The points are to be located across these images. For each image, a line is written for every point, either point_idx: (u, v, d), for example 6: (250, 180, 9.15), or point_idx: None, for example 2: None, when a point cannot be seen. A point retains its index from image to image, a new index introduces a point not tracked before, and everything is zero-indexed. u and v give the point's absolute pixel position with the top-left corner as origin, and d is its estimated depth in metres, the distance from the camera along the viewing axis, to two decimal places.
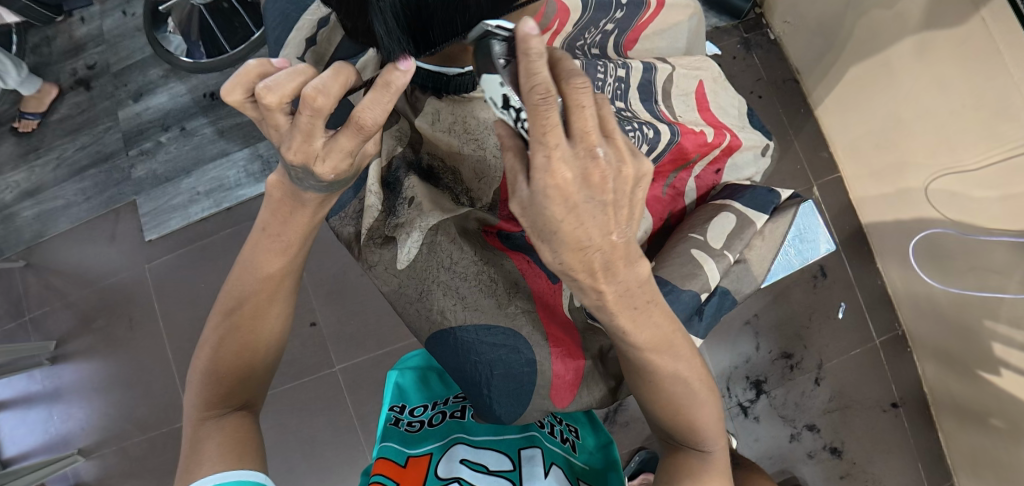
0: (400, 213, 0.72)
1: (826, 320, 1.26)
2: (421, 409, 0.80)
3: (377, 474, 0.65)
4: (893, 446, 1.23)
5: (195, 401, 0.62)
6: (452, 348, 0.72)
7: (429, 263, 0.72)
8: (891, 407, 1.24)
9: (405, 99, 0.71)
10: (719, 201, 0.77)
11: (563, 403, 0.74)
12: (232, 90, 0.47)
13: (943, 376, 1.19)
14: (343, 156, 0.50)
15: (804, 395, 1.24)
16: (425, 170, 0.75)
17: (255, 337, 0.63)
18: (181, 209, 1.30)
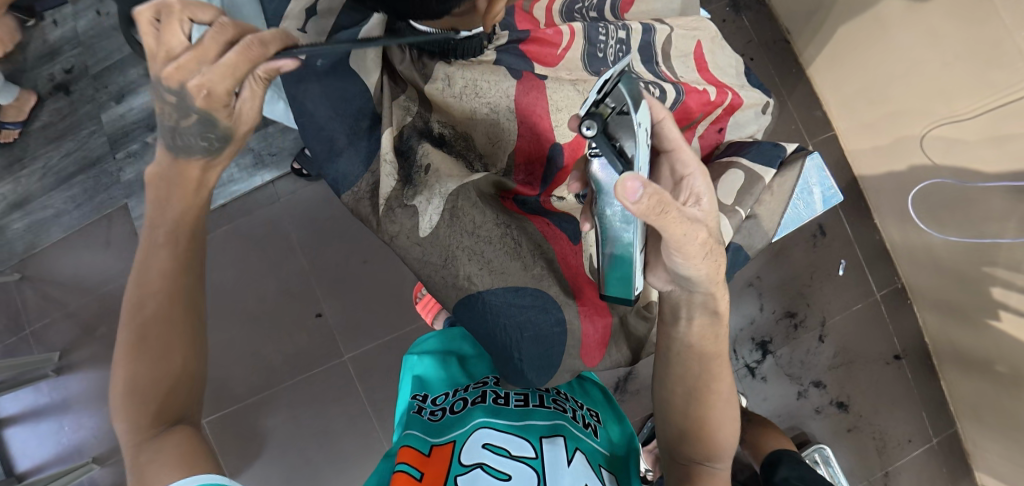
0: (416, 181, 0.71)
1: (828, 278, 1.27)
2: (444, 397, 0.79)
3: (401, 462, 0.65)
4: (898, 396, 1.25)
5: (124, 423, 0.56)
6: (480, 314, 0.72)
7: (456, 229, 0.70)
8: (894, 359, 1.26)
9: (411, 69, 0.72)
10: (725, 159, 0.77)
11: (593, 361, 0.78)
12: (142, 13, 0.55)
13: (944, 325, 1.21)
14: (225, 72, 0.55)
15: (809, 352, 1.26)
16: (437, 138, 0.74)
17: (173, 356, 0.59)
18: None
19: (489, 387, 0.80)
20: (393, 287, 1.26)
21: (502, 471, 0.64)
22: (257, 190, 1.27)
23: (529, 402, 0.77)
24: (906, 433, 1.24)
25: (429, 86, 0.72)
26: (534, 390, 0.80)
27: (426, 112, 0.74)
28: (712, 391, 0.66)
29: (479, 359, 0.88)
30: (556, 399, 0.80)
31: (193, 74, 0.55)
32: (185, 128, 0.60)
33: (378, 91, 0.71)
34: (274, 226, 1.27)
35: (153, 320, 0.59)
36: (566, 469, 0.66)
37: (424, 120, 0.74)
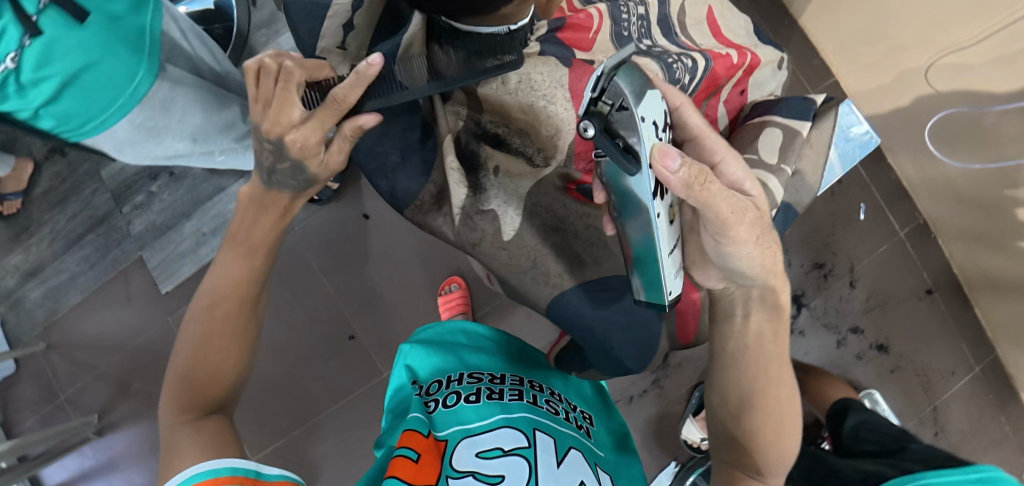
0: (487, 185, 0.78)
1: (850, 224, 1.27)
2: (435, 387, 0.73)
3: (402, 447, 0.60)
4: (936, 330, 1.26)
5: (168, 404, 0.62)
6: (573, 308, 0.80)
7: (529, 227, 0.79)
8: (927, 294, 1.26)
9: None
10: (758, 119, 0.78)
11: (691, 330, 0.85)
12: (249, 68, 0.60)
13: (971, 253, 1.21)
14: (317, 126, 0.60)
15: (842, 300, 1.26)
16: (493, 138, 0.76)
17: (220, 353, 0.63)
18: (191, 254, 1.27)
19: (483, 382, 0.73)
20: (421, 298, 1.26)
21: (492, 474, 0.60)
22: None
23: (523, 398, 0.72)
24: (949, 366, 1.25)
25: (480, 86, 0.72)
26: (527, 386, 0.75)
27: (477, 114, 0.75)
28: (765, 395, 0.65)
29: (476, 350, 0.82)
30: (549, 399, 0.75)
31: (291, 130, 0.61)
32: (280, 171, 0.64)
33: (426, 106, 0.79)
34: (294, 256, 1.26)
35: (210, 324, 0.64)
36: (556, 472, 0.63)
37: (476, 123, 0.76)
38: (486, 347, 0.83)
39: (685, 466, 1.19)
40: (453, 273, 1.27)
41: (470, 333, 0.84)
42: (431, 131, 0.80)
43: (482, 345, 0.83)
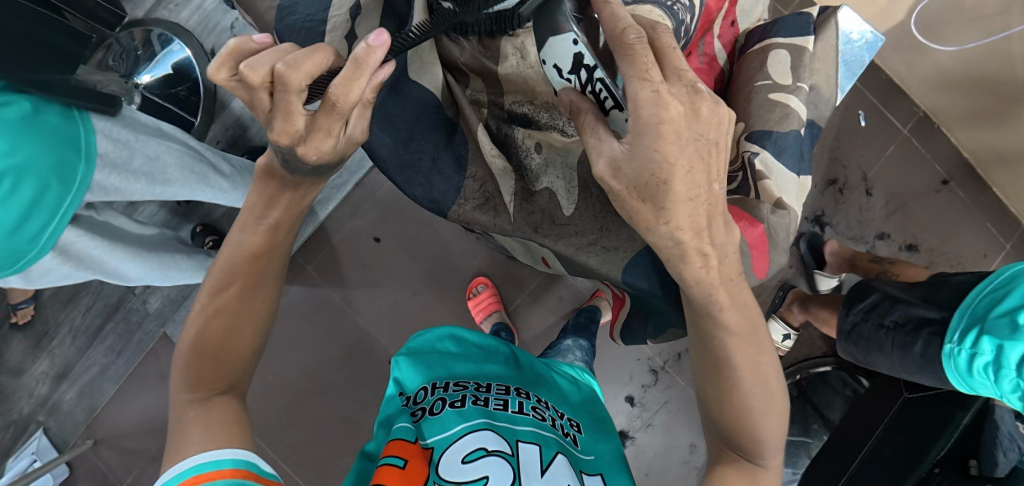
0: (530, 163, 0.72)
1: (853, 133, 1.26)
2: (421, 394, 0.70)
3: (388, 455, 0.60)
4: (960, 217, 1.25)
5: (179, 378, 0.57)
6: (650, 271, 0.71)
7: (589, 200, 0.71)
8: (942, 185, 1.26)
9: (475, 56, 0.67)
10: (758, 45, 0.79)
11: (763, 270, 0.72)
12: (216, 72, 0.48)
13: (979, 133, 1.20)
14: (321, 133, 0.51)
15: (862, 210, 1.26)
16: (523, 117, 0.70)
17: (234, 331, 0.59)
18: None
19: (469, 390, 0.69)
20: (451, 306, 1.27)
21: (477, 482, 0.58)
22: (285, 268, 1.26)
23: (510, 409, 0.67)
24: (981, 249, 1.25)
25: (499, 66, 0.65)
26: (513, 394, 0.70)
27: (499, 96, 0.70)
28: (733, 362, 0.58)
29: (464, 356, 0.76)
30: (537, 406, 0.70)
31: (298, 140, 0.52)
32: (296, 164, 0.55)
33: (443, 98, 0.70)
34: (318, 295, 1.26)
35: (220, 302, 0.59)
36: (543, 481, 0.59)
37: (499, 106, 0.71)
38: (475, 353, 0.77)
39: None
40: (477, 275, 1.27)
41: (456, 335, 0.79)
42: (454, 122, 0.71)
43: (471, 351, 0.78)
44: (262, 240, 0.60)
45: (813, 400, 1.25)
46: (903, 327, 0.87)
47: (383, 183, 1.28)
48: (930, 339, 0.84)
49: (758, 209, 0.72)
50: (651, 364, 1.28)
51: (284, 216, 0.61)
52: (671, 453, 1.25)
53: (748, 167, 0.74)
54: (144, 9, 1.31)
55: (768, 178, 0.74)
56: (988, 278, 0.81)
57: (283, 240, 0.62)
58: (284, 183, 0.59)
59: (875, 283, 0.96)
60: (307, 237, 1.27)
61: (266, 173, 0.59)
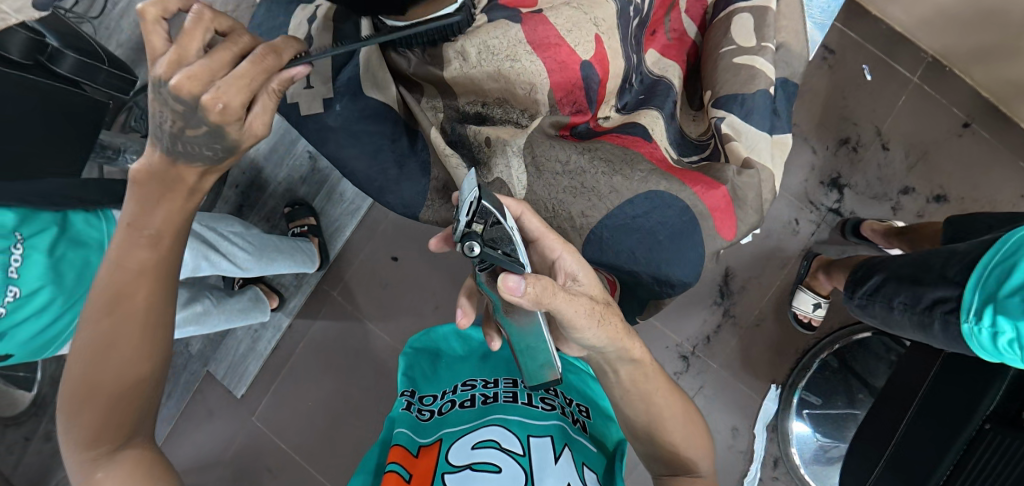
0: (483, 156, 0.79)
1: (860, 89, 1.23)
2: (432, 398, 0.82)
3: (393, 461, 0.67)
4: (988, 159, 1.20)
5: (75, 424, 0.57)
6: (597, 244, 0.79)
7: (541, 182, 0.78)
8: (964, 129, 1.21)
9: (424, 63, 0.75)
10: (723, 14, 0.85)
11: (730, 230, 0.79)
12: (147, 9, 0.53)
13: (995, 70, 1.15)
14: (234, 84, 0.53)
15: (880, 166, 1.22)
16: (477, 116, 0.79)
17: (117, 360, 0.57)
18: (252, 353, 1.31)
19: (477, 389, 0.81)
20: None
21: (491, 466, 0.67)
22: (314, 296, 1.31)
23: (518, 399, 0.78)
24: (1017, 190, 1.19)
25: (443, 71, 0.74)
26: (522, 386, 0.81)
27: (453, 100, 0.78)
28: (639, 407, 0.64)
29: (468, 358, 0.90)
30: (546, 397, 0.80)
31: (206, 87, 0.53)
32: (190, 138, 0.57)
33: (400, 107, 0.80)
34: (347, 319, 1.30)
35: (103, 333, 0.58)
36: (552, 468, 0.68)
37: (455, 109, 0.79)
38: (478, 351, 0.90)
39: (788, 384, 1.23)
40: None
41: (461, 336, 0.92)
42: (412, 128, 0.81)
43: (474, 351, 0.91)
44: (147, 251, 0.60)
45: (856, 368, 1.20)
46: (914, 307, 0.83)
47: None
48: (946, 317, 0.79)
49: (723, 172, 0.78)
50: (681, 349, 1.26)
51: (168, 221, 0.60)
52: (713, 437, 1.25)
53: (717, 133, 0.82)
54: None
55: (735, 141, 0.80)
56: (995, 246, 0.76)
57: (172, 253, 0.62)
58: (163, 181, 0.59)
59: (878, 261, 0.94)
60: (330, 264, 1.32)
61: (143, 176, 0.59)
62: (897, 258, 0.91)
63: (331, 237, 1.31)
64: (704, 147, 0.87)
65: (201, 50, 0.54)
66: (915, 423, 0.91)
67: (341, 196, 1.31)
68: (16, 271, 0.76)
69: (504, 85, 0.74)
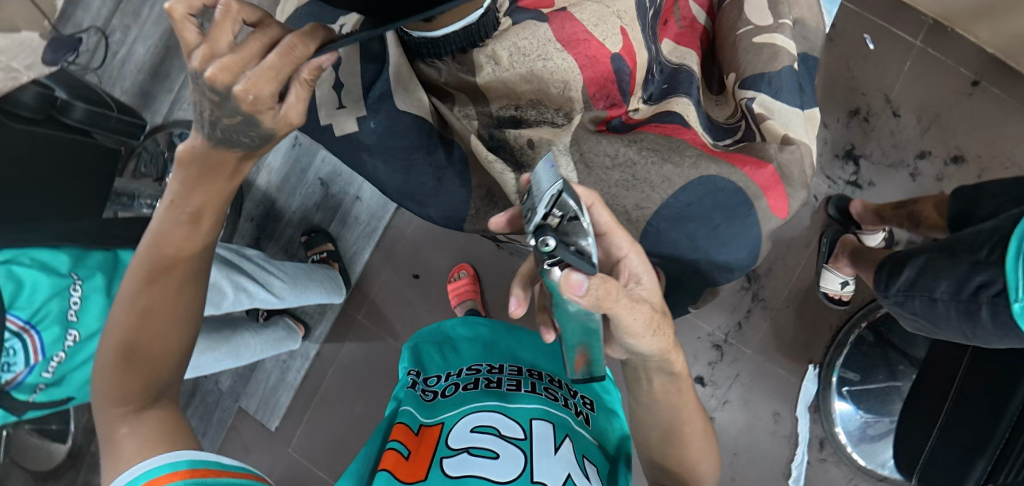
0: (527, 159, 0.77)
1: (864, 58, 1.23)
2: (436, 379, 0.84)
3: (393, 440, 0.70)
4: (1002, 114, 1.19)
5: (102, 380, 0.57)
6: (652, 237, 0.77)
7: (593, 178, 0.76)
8: (974, 87, 1.20)
9: (456, 73, 0.75)
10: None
11: (782, 207, 0.78)
12: (173, 8, 0.48)
13: (997, 25, 1.14)
14: (267, 73, 0.48)
15: (894, 133, 1.21)
16: (511, 120, 0.78)
17: (153, 331, 0.58)
18: (283, 384, 1.31)
19: (480, 373, 0.82)
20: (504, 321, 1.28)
21: (490, 450, 0.68)
22: (339, 321, 1.31)
23: (522, 387, 0.79)
24: None
25: (477, 77, 0.74)
26: (526, 375, 0.82)
27: (485, 106, 0.78)
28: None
29: (474, 340, 0.90)
30: (548, 387, 0.81)
31: (238, 77, 0.48)
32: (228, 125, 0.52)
33: (434, 119, 0.79)
34: (375, 340, 1.30)
35: (150, 297, 0.57)
36: (554, 456, 0.69)
37: (487, 116, 0.79)
38: (484, 334, 0.91)
39: (826, 363, 1.21)
40: (460, 262, 1.30)
41: (465, 322, 0.93)
42: (447, 138, 0.80)
43: (480, 332, 0.91)
44: (185, 232, 0.58)
45: (894, 341, 1.16)
46: (958, 295, 0.81)
47: (410, 221, 1.31)
48: (994, 302, 0.76)
49: (765, 150, 0.78)
50: (712, 338, 1.25)
51: (207, 202, 0.58)
52: (755, 423, 1.23)
53: (750, 113, 0.81)
54: (162, 113, 1.41)
55: (770, 119, 0.80)
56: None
57: (212, 232, 0.60)
58: (209, 166, 0.56)
59: (908, 252, 0.92)
60: (353, 288, 1.32)
61: (189, 160, 0.55)
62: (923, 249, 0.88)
63: (350, 261, 1.31)
64: (734, 129, 0.84)
65: (233, 41, 0.49)
66: (961, 411, 0.88)
67: (356, 219, 1.31)
68: (76, 314, 0.76)
69: (538, 85, 0.74)
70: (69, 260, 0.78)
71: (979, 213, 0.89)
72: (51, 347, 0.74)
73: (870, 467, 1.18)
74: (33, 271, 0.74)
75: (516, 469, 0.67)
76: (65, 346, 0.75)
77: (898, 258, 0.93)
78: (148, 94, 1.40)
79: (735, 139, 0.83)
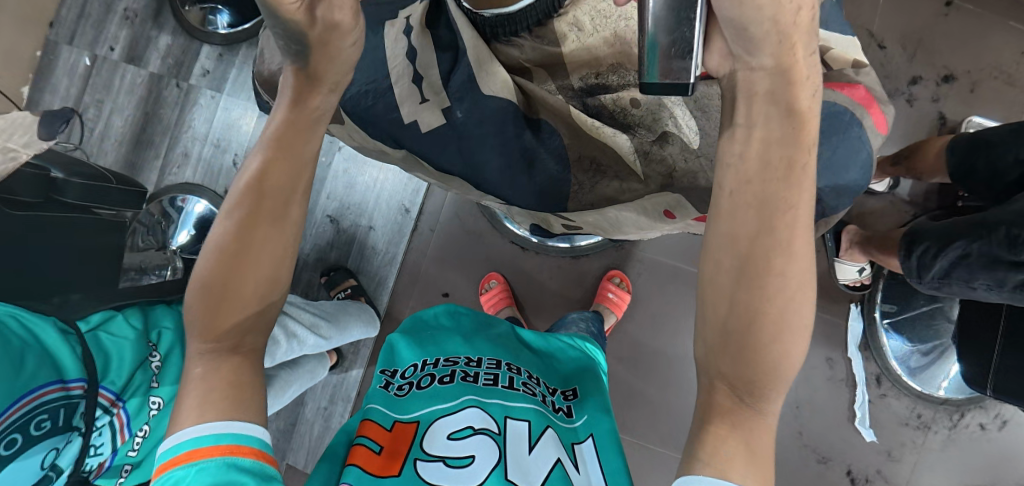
0: (634, 119, 0.74)
1: None
2: (411, 370, 0.78)
3: (360, 437, 0.66)
4: (981, 28, 1.22)
5: (194, 312, 0.56)
6: None
7: (713, 122, 0.71)
8: (949, 8, 1.23)
9: (535, 48, 0.74)
10: None
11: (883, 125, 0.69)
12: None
13: None
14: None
15: (884, 64, 1.23)
16: (599, 86, 0.75)
17: (246, 261, 0.56)
18: (327, 432, 1.26)
19: (459, 365, 0.77)
20: (541, 322, 1.26)
21: (464, 457, 0.63)
22: (375, 356, 1.28)
23: (500, 382, 0.75)
24: (1017, 48, 1.22)
25: (563, 46, 0.73)
26: (505, 369, 0.78)
27: (566, 79, 0.75)
28: (769, 290, 0.51)
29: (454, 329, 0.87)
30: (528, 382, 0.76)
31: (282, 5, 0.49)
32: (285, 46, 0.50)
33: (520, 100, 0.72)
34: None
35: (229, 234, 0.56)
36: (530, 457, 0.65)
37: (571, 89, 0.75)
38: (466, 325, 0.89)
39: (864, 300, 1.24)
40: (488, 272, 1.28)
41: (451, 312, 0.91)
42: (536, 118, 0.73)
43: (463, 324, 0.90)
44: (273, 169, 0.57)
45: None
46: (1001, 287, 0.84)
47: (428, 240, 1.28)
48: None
49: (844, 74, 0.69)
50: None
51: (288, 158, 0.58)
52: (809, 373, 1.23)
53: None
54: (152, 181, 1.37)
55: (832, 48, 0.70)
56: None
57: (302, 173, 0.59)
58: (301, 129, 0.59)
59: (956, 227, 0.90)
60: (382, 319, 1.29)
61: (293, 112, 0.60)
62: (978, 222, 0.87)
63: (375, 293, 1.28)
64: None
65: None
66: (1005, 373, 0.92)
67: (373, 249, 1.29)
68: (157, 379, 0.77)
69: (622, 46, 0.71)
70: (141, 327, 0.80)
71: (1010, 175, 0.91)
72: (136, 419, 0.74)
73: (927, 393, 1.20)
74: (114, 341, 0.75)
75: (497, 470, 0.62)
76: (149, 415, 0.75)
77: (934, 236, 0.93)
78: (134, 165, 1.36)
79: None
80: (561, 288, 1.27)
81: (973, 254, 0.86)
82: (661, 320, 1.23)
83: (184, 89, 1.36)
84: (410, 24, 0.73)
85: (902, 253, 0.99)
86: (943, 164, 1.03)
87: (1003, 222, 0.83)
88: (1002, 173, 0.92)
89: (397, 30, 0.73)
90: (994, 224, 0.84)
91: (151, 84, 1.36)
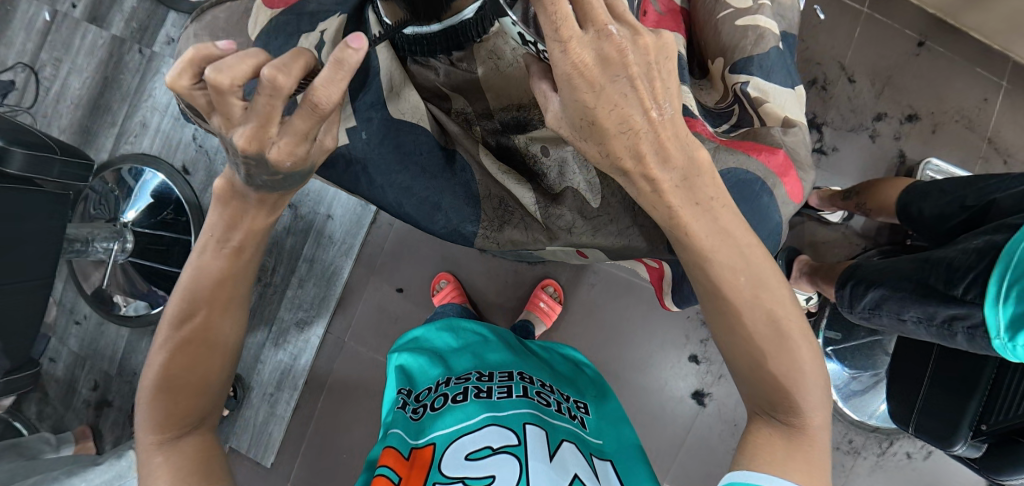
0: (543, 168, 0.72)
1: (816, 28, 1.26)
2: (427, 392, 0.82)
3: (383, 466, 0.69)
4: (948, 71, 1.25)
5: (149, 407, 0.60)
6: None
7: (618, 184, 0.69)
8: (920, 48, 1.25)
9: (449, 66, 0.69)
10: None
11: (799, 194, 0.66)
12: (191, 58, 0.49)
13: None
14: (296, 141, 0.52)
15: (851, 98, 1.25)
16: (517, 123, 0.71)
17: (203, 350, 0.62)
18: (272, 417, 1.25)
19: (471, 382, 0.80)
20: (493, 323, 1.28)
21: (484, 476, 0.66)
22: (326, 346, 1.28)
23: (514, 393, 0.77)
24: (979, 95, 1.25)
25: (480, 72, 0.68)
26: (517, 379, 0.80)
27: (485, 108, 0.71)
28: (779, 370, 0.59)
29: (464, 348, 0.90)
30: (542, 390, 0.80)
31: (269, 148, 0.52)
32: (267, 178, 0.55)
33: (435, 127, 0.70)
34: (365, 360, 1.28)
35: (186, 328, 0.61)
36: (550, 464, 0.67)
37: (490, 121, 0.72)
38: (469, 339, 0.92)
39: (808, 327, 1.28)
40: (442, 271, 1.28)
41: (444, 326, 0.94)
42: (449, 149, 0.71)
43: (466, 339, 0.92)
44: (227, 263, 0.61)
45: None
46: (933, 322, 0.85)
47: (387, 234, 1.29)
48: (970, 331, 0.81)
49: (771, 135, 0.67)
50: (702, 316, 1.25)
51: (248, 238, 0.61)
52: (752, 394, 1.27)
53: (743, 98, 0.72)
54: (106, 149, 1.32)
55: (768, 102, 0.71)
56: (1015, 238, 0.78)
57: (249, 264, 0.63)
58: (244, 199, 0.58)
59: (895, 264, 0.94)
60: (335, 309, 1.28)
61: (227, 193, 0.59)
62: (925, 258, 0.89)
63: (328, 283, 1.27)
64: (728, 114, 0.73)
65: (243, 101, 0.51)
66: (925, 415, 0.95)
67: (330, 239, 1.26)
68: None
69: None
70: None
71: (956, 219, 0.92)
72: None
73: (860, 420, 1.25)
74: None
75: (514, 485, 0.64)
76: None
77: (871, 270, 0.97)
78: (88, 131, 1.32)
79: (727, 127, 0.72)
80: (516, 292, 1.28)
81: (908, 287, 0.88)
82: (611, 331, 1.25)
83: (146, 55, 1.31)
84: (323, 41, 0.68)
85: (840, 284, 1.03)
86: (894, 202, 1.05)
87: (945, 258, 0.86)
88: (947, 217, 0.94)
89: (310, 44, 0.68)
90: (938, 260, 0.86)
91: (111, 46, 1.30)
